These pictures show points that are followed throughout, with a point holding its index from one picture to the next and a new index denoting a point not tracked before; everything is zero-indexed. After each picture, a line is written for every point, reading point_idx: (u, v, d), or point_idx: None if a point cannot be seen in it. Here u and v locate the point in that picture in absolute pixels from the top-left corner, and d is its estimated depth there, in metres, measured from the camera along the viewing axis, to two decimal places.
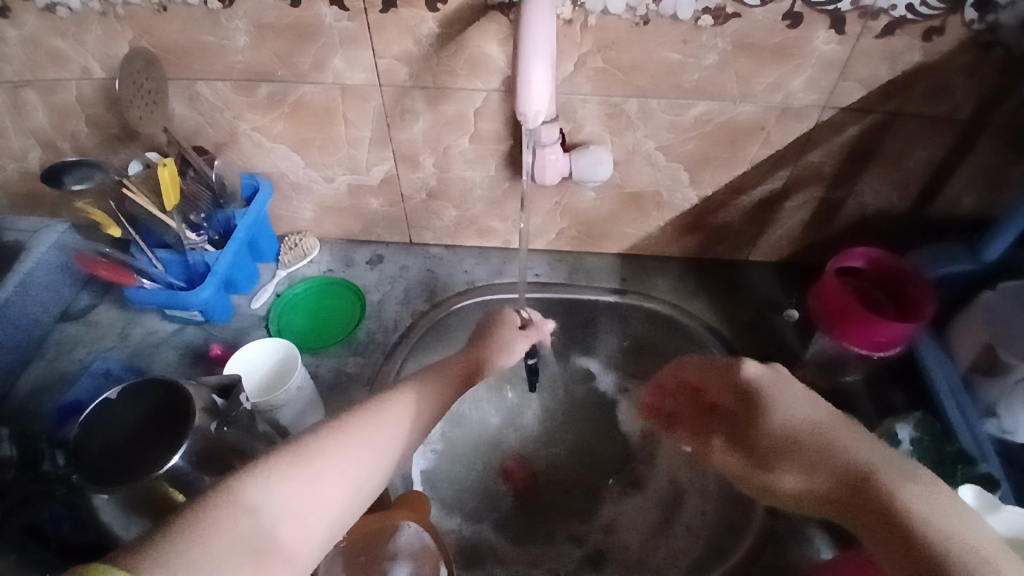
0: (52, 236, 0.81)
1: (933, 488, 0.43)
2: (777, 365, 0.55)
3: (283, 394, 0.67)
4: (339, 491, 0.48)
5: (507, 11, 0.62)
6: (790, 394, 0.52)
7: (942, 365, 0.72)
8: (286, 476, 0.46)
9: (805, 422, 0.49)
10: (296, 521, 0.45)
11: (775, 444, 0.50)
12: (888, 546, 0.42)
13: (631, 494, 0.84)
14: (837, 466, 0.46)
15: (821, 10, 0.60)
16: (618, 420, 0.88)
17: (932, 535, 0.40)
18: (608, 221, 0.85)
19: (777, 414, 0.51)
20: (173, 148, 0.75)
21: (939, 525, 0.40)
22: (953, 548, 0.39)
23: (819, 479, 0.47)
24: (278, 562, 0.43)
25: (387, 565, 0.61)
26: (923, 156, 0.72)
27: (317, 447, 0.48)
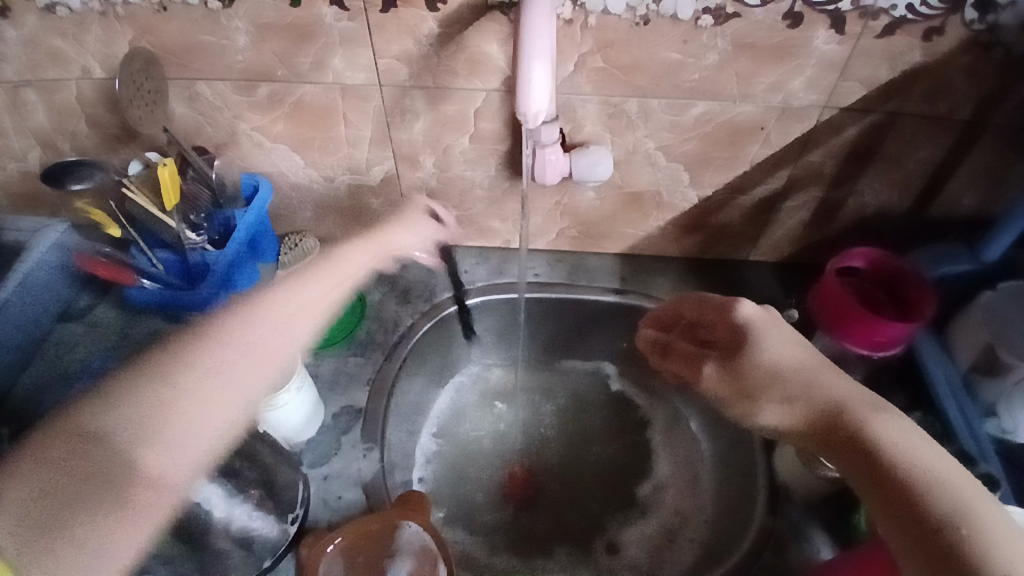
0: (52, 236, 0.84)
1: (892, 416, 0.52)
2: (768, 309, 0.60)
3: (283, 395, 0.66)
4: (190, 409, 0.54)
5: (507, 11, 0.62)
6: (776, 336, 0.58)
7: (941, 364, 0.73)
8: (110, 397, 0.53)
9: (785, 359, 0.56)
10: (158, 441, 0.52)
11: (764, 377, 0.56)
12: (858, 465, 0.51)
13: (635, 522, 0.82)
14: (814, 398, 0.54)
15: (821, 10, 0.60)
16: (615, 433, 0.90)
17: (896, 456, 0.49)
18: (607, 221, 0.85)
19: (764, 351, 0.57)
20: (173, 148, 0.74)
21: (901, 447, 0.50)
22: (914, 465, 0.48)
23: (800, 407, 0.54)
24: (141, 482, 0.49)
25: (387, 563, 0.61)
26: (923, 156, 0.72)
27: (160, 375, 0.55)
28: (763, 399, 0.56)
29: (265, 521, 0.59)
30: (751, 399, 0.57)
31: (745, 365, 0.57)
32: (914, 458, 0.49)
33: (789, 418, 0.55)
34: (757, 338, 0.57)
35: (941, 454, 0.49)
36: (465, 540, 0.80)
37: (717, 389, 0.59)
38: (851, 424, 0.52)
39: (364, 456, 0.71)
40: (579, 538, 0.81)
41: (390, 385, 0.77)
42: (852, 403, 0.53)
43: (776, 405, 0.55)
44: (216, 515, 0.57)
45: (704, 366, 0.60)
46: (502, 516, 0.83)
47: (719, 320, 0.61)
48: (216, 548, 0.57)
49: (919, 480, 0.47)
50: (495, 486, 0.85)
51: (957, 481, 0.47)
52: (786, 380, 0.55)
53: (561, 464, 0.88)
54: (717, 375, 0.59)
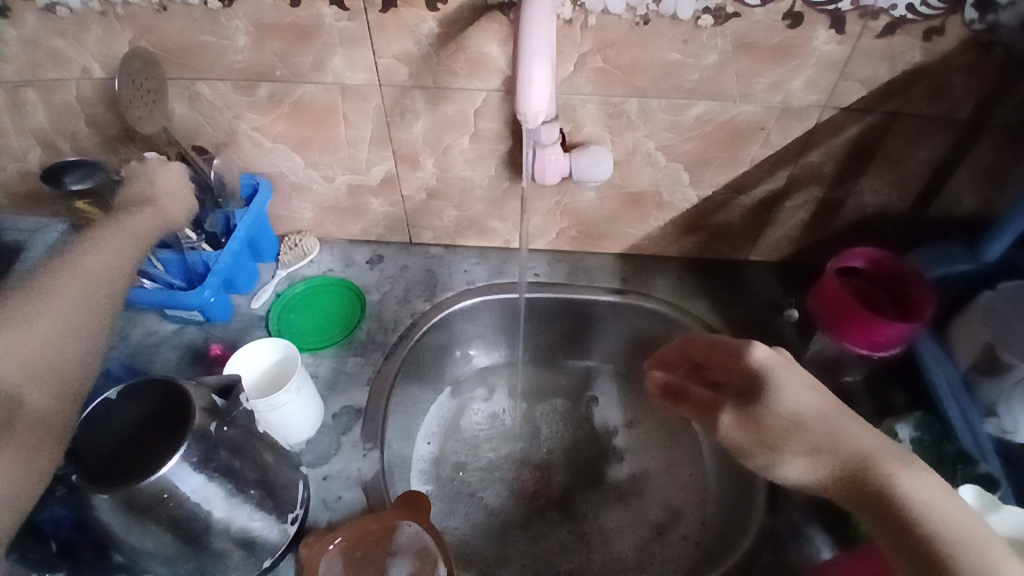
0: (50, 233, 0.81)
1: (923, 472, 0.50)
2: (783, 352, 0.58)
3: (282, 396, 0.66)
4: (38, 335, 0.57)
5: (507, 10, 0.62)
6: (792, 382, 0.55)
7: (941, 364, 0.72)
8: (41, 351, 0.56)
9: (805, 407, 0.54)
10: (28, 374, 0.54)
11: (784, 428, 0.53)
12: (887, 527, 0.48)
13: (611, 506, 0.84)
14: (840, 449, 0.52)
15: (821, 10, 0.60)
16: (603, 423, 0.91)
17: (928, 521, 0.46)
18: (607, 221, 0.85)
19: (785, 400, 0.54)
20: (173, 148, 0.75)
21: (933, 508, 0.47)
22: (942, 526, 0.46)
23: (824, 459, 0.51)
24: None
25: (388, 561, 0.62)
26: (923, 156, 0.72)
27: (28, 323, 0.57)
28: (786, 448, 0.52)
29: (264, 522, 0.58)
30: (772, 451, 0.53)
31: (763, 414, 0.54)
32: (947, 523, 0.46)
33: (817, 471, 0.52)
34: (775, 384, 0.55)
35: (965, 515, 0.47)
36: (466, 533, 0.80)
37: (734, 438, 0.55)
38: (878, 481, 0.49)
39: (364, 456, 0.71)
40: (568, 521, 0.82)
41: (390, 385, 0.77)
42: (879, 455, 0.51)
43: (800, 455, 0.52)
44: (216, 515, 0.54)
45: (720, 416, 0.56)
46: (498, 508, 0.83)
47: (736, 365, 0.59)
48: (216, 548, 0.55)
49: (947, 546, 0.45)
50: (490, 477, 0.86)
51: (981, 544, 0.45)
52: (809, 428, 0.53)
53: (552, 453, 0.89)
54: (736, 426, 0.55)
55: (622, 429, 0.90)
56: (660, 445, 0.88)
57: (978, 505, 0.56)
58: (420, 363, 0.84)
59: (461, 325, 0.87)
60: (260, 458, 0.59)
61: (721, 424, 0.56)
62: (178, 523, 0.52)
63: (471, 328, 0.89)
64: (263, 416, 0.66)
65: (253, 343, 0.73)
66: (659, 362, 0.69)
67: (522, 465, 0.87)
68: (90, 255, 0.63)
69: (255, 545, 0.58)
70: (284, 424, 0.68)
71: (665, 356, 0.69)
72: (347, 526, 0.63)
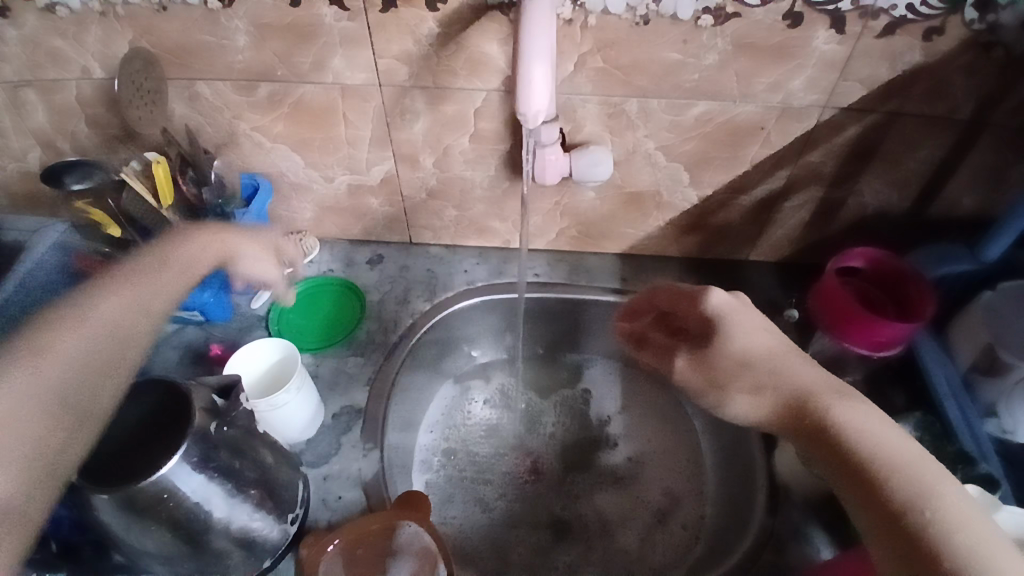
0: (52, 236, 0.79)
1: (861, 405, 0.51)
2: (740, 295, 0.59)
3: (282, 396, 0.66)
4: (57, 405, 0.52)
5: (507, 10, 0.62)
6: (745, 326, 0.57)
7: (941, 364, 0.73)
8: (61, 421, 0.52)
9: (754, 349, 0.56)
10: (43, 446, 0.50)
11: (729, 368, 0.56)
12: (830, 458, 0.49)
13: (606, 488, 0.85)
14: (781, 387, 0.53)
15: (821, 10, 0.60)
16: (601, 410, 0.91)
17: (860, 446, 0.48)
18: (607, 221, 0.85)
19: (733, 341, 0.56)
20: (172, 149, 0.75)
21: (871, 438, 0.48)
22: (880, 455, 0.47)
23: (765, 398, 0.54)
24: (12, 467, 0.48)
25: (388, 562, 0.62)
26: (923, 156, 0.72)
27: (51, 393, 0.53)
28: (732, 388, 0.55)
29: (264, 522, 0.58)
30: (720, 391, 0.56)
31: (714, 357, 0.57)
32: (886, 450, 0.47)
33: (762, 409, 0.54)
34: (726, 327, 0.57)
35: (903, 442, 0.48)
36: (467, 523, 0.81)
37: (688, 379, 0.58)
38: (818, 414, 0.51)
39: (364, 456, 0.71)
40: (566, 505, 0.83)
41: (391, 385, 0.77)
42: (819, 393, 0.52)
43: (745, 394, 0.55)
44: (216, 515, 0.54)
45: (676, 358, 0.60)
46: (498, 498, 0.83)
47: (693, 311, 0.61)
48: (216, 548, 0.55)
49: (884, 472, 0.46)
50: (491, 467, 0.86)
51: (919, 467, 0.46)
52: (755, 369, 0.55)
53: (551, 440, 0.89)
54: (689, 368, 0.59)
55: (616, 416, 0.91)
56: (658, 431, 0.89)
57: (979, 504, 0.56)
58: (421, 362, 0.84)
59: (461, 324, 0.87)
60: (260, 459, 0.59)
61: (677, 366, 0.59)
62: (178, 523, 0.52)
63: (470, 324, 0.88)
64: (264, 416, 0.67)
65: (253, 342, 0.73)
66: (628, 313, 0.72)
67: (521, 454, 0.88)
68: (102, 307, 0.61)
69: (255, 545, 0.58)
70: (285, 426, 0.69)
71: (634, 306, 0.72)
72: (345, 526, 0.62)
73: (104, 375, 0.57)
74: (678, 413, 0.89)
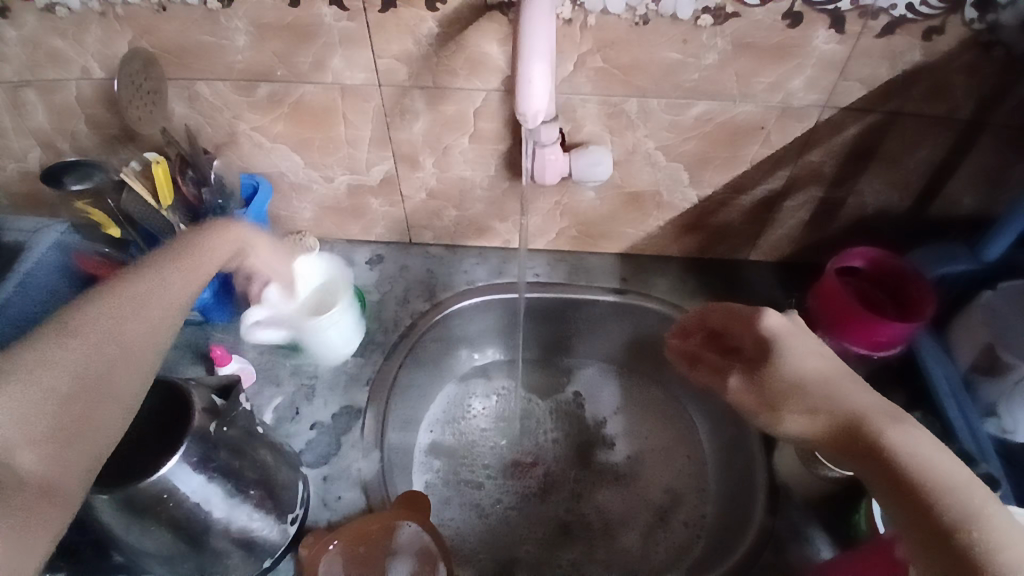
0: (51, 237, 0.82)
1: (915, 429, 0.48)
2: (796, 321, 0.57)
3: (325, 322, 0.74)
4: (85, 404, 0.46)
5: (507, 10, 0.62)
6: (799, 348, 0.55)
7: (941, 364, 0.73)
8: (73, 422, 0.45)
9: (810, 370, 0.53)
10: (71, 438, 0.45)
11: (783, 391, 0.53)
12: (879, 477, 0.47)
13: (607, 485, 0.85)
14: (837, 408, 0.50)
15: (821, 10, 0.60)
16: (600, 412, 0.91)
17: (913, 468, 0.45)
18: (607, 221, 0.85)
19: (787, 363, 0.54)
20: (172, 149, 0.74)
21: (922, 459, 0.45)
22: (931, 475, 0.44)
23: (820, 420, 0.51)
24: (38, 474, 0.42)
25: (388, 562, 0.63)
26: (923, 156, 0.72)
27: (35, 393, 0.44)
28: (785, 409, 0.52)
29: (264, 522, 0.58)
30: (773, 411, 0.54)
31: (769, 377, 0.54)
32: (936, 470, 0.45)
33: (813, 429, 0.51)
34: (781, 350, 0.55)
35: (952, 462, 0.45)
36: (467, 523, 0.81)
37: (742, 399, 0.56)
38: (871, 433, 0.48)
39: (364, 456, 0.71)
40: (569, 504, 0.83)
41: (391, 385, 0.77)
42: (871, 415, 0.49)
43: (799, 415, 0.52)
44: (216, 515, 0.54)
45: (730, 378, 0.58)
46: (498, 499, 0.83)
47: (747, 332, 0.59)
48: (216, 548, 0.55)
49: (933, 493, 0.43)
50: (491, 468, 0.86)
51: (969, 491, 0.43)
52: (809, 391, 0.52)
53: (553, 442, 0.88)
54: (742, 388, 0.56)
55: (613, 418, 0.90)
56: (658, 429, 0.89)
57: None
58: (421, 362, 0.84)
59: (462, 324, 0.88)
60: (260, 458, 0.59)
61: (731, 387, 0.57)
62: (178, 523, 0.52)
63: (469, 326, 0.88)
64: (301, 330, 0.74)
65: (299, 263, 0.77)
66: (679, 331, 0.69)
67: (522, 457, 0.87)
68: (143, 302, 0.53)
69: (255, 545, 0.58)
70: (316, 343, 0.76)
71: (685, 322, 0.69)
72: (342, 527, 0.62)
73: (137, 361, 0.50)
74: (677, 413, 0.89)
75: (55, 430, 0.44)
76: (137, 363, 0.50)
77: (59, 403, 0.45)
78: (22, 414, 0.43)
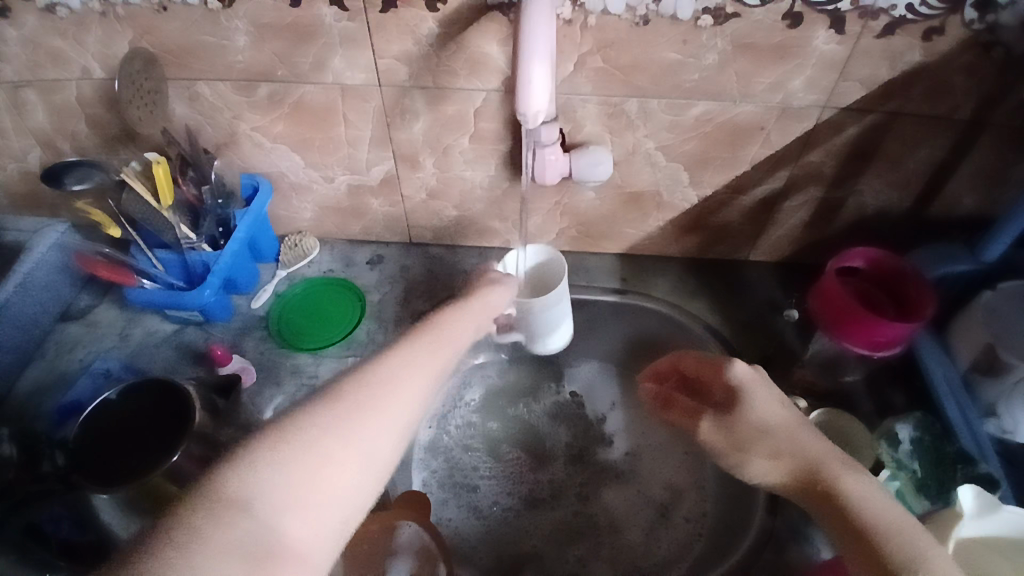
0: (52, 237, 0.82)
1: (868, 478, 0.49)
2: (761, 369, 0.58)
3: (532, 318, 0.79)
4: (327, 484, 0.49)
5: (507, 11, 0.62)
6: (767, 396, 0.56)
7: (941, 363, 0.73)
8: (306, 502, 0.48)
9: (775, 419, 0.54)
10: (303, 507, 0.47)
11: (747, 434, 0.54)
12: (834, 521, 0.47)
13: (609, 485, 0.84)
14: (800, 454, 0.51)
15: (821, 10, 0.60)
16: (596, 403, 0.89)
17: (865, 514, 0.46)
18: (608, 221, 0.85)
19: (754, 409, 0.55)
20: (173, 149, 0.74)
21: (871, 503, 0.47)
22: (877, 521, 0.45)
23: (782, 465, 0.52)
24: (279, 556, 0.44)
25: (387, 562, 0.64)
26: (923, 156, 0.72)
27: (276, 470, 0.47)
28: (752, 453, 0.53)
29: None
30: (741, 453, 0.54)
31: (737, 421, 0.55)
32: (881, 514, 0.46)
33: (777, 474, 0.52)
34: (748, 396, 0.55)
35: (893, 507, 0.46)
36: (468, 526, 0.81)
37: (711, 443, 0.57)
38: (826, 479, 0.49)
39: None
40: (573, 503, 0.83)
41: None
42: (824, 461, 0.50)
43: (765, 459, 0.52)
44: None
45: (702, 421, 0.58)
46: (495, 499, 0.83)
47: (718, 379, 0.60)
48: None
49: (877, 533, 0.44)
50: (489, 468, 0.85)
51: (915, 539, 0.44)
52: (775, 435, 0.53)
53: (555, 441, 0.87)
54: (713, 430, 0.57)
55: (611, 413, 0.88)
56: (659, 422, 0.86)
57: (979, 507, 0.54)
58: None
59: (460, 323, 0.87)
60: None
61: (701, 429, 0.58)
62: None
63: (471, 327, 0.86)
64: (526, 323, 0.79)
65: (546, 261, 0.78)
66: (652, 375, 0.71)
67: (522, 454, 0.86)
68: (344, 412, 0.52)
69: None
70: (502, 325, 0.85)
71: (656, 367, 0.71)
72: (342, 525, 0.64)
73: (349, 467, 0.50)
74: None
75: (304, 498, 0.48)
76: (340, 465, 0.50)
77: (303, 478, 0.48)
78: (283, 483, 0.47)
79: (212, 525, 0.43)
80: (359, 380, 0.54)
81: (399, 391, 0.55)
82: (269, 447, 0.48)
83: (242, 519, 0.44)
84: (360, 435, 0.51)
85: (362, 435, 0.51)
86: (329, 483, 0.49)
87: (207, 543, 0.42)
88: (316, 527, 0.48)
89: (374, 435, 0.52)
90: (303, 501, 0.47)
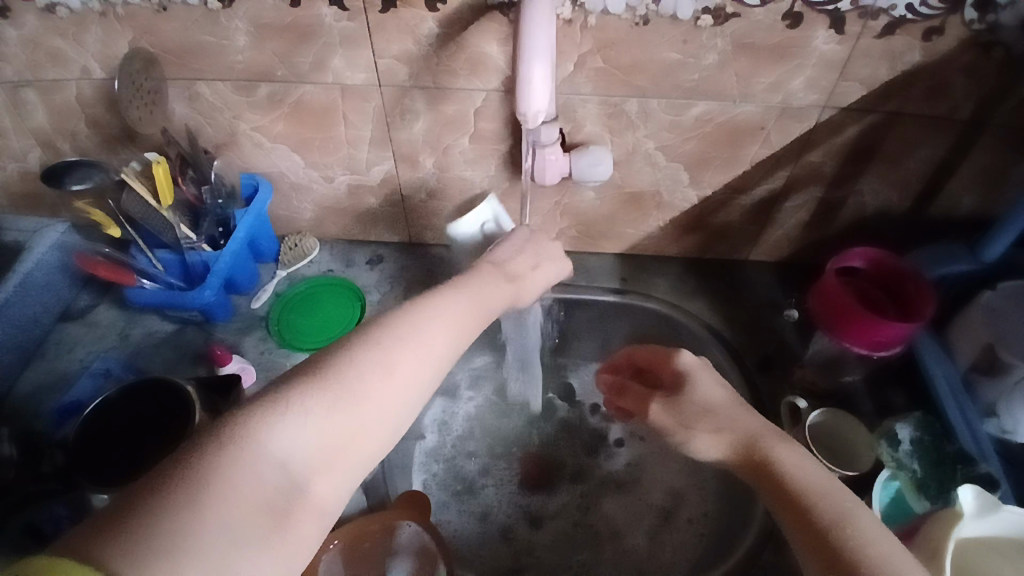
0: (52, 237, 0.82)
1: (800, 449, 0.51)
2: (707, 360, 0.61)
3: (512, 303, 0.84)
4: (355, 440, 0.46)
5: (507, 11, 0.62)
6: (708, 380, 0.58)
7: (940, 363, 0.73)
8: (332, 458, 0.45)
9: (718, 399, 0.56)
10: (327, 465, 0.44)
11: (691, 412, 0.56)
12: (769, 492, 0.48)
13: (611, 493, 0.83)
14: (741, 429, 0.53)
15: (821, 10, 0.60)
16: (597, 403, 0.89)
17: (798, 480, 0.47)
18: (608, 221, 0.85)
19: (699, 391, 0.57)
20: (172, 149, 0.74)
21: (803, 471, 0.48)
22: (807, 485, 0.47)
23: (723, 437, 0.53)
24: (301, 514, 0.42)
25: (388, 561, 0.65)
26: (923, 156, 0.72)
27: (306, 423, 0.44)
28: (698, 428, 0.55)
29: None
30: (687, 429, 0.56)
31: (684, 401, 0.57)
32: (810, 482, 0.47)
33: (721, 449, 0.53)
34: (692, 380, 0.58)
35: (825, 476, 0.48)
36: (471, 531, 0.80)
37: (660, 424, 0.58)
38: (762, 452, 0.51)
39: None
40: (576, 516, 0.81)
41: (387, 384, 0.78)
42: (761, 435, 0.52)
43: (707, 434, 0.54)
44: None
45: (649, 405, 0.60)
46: (496, 507, 0.82)
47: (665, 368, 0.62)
48: None
49: (809, 497, 0.46)
50: (491, 475, 0.84)
51: (842, 499, 0.45)
52: (718, 414, 0.55)
53: (556, 451, 0.86)
54: (661, 412, 0.58)
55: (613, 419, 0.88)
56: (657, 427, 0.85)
57: (979, 506, 0.54)
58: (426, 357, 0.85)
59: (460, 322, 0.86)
60: None
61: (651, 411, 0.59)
62: None
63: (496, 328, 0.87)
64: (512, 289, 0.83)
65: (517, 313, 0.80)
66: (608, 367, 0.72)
67: (524, 457, 0.86)
68: (374, 373, 0.48)
69: None
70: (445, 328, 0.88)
71: (611, 362, 0.71)
72: (341, 528, 0.64)
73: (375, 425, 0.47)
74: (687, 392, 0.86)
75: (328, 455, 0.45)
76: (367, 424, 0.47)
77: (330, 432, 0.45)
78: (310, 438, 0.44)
79: (238, 478, 0.39)
80: (384, 336, 0.50)
81: (430, 350, 0.52)
82: (298, 397, 0.45)
83: (267, 474, 0.41)
84: (390, 394, 0.48)
85: (384, 399, 0.48)
86: (357, 440, 0.46)
87: (233, 498, 0.38)
88: (338, 481, 0.45)
89: (397, 400, 0.49)
90: (332, 455, 0.45)
